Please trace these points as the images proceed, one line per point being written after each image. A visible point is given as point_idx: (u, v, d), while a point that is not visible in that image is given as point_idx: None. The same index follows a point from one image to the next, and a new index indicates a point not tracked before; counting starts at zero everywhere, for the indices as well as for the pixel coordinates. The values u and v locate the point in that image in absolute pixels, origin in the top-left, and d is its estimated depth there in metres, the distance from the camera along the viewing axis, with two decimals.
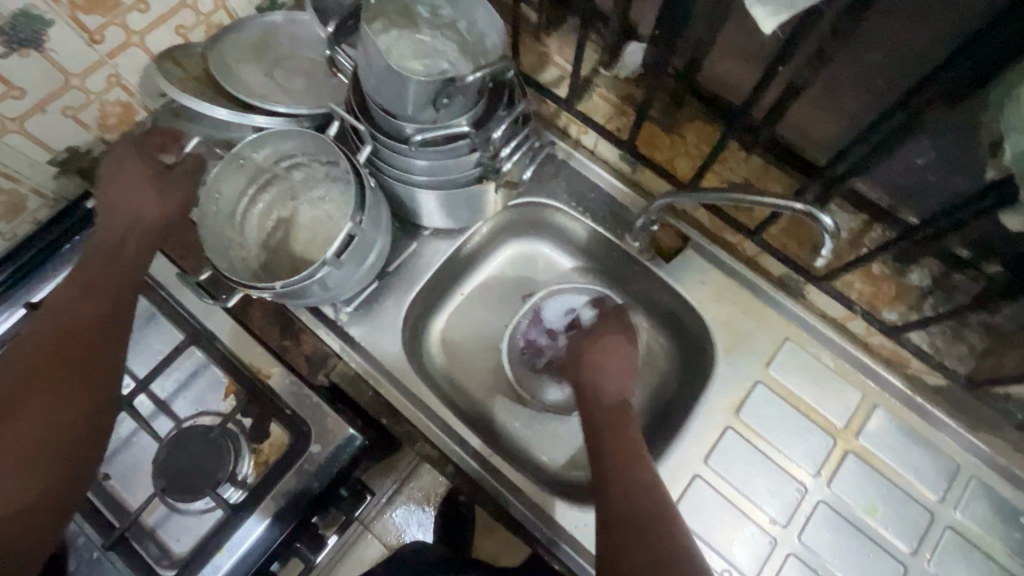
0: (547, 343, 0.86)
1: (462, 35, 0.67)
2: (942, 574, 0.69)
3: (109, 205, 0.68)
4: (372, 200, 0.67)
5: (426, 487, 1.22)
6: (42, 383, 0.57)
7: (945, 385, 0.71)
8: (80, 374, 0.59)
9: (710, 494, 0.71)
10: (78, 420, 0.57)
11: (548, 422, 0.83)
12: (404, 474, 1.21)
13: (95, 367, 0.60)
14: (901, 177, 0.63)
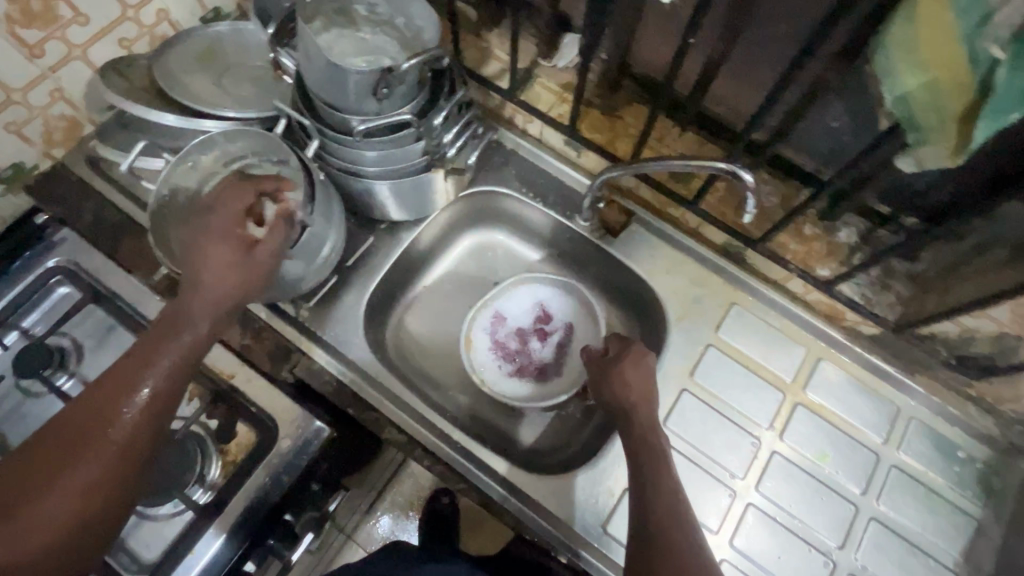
0: (516, 338, 0.87)
1: (400, 31, 0.70)
2: (892, 511, 0.73)
3: (199, 255, 0.60)
4: (323, 192, 0.70)
5: (406, 490, 1.21)
6: (67, 460, 0.52)
7: (879, 332, 0.76)
8: (114, 455, 0.54)
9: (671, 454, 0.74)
10: (105, 494, 0.53)
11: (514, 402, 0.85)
12: (384, 479, 1.21)
13: (132, 449, 0.55)
14: (819, 141, 0.68)
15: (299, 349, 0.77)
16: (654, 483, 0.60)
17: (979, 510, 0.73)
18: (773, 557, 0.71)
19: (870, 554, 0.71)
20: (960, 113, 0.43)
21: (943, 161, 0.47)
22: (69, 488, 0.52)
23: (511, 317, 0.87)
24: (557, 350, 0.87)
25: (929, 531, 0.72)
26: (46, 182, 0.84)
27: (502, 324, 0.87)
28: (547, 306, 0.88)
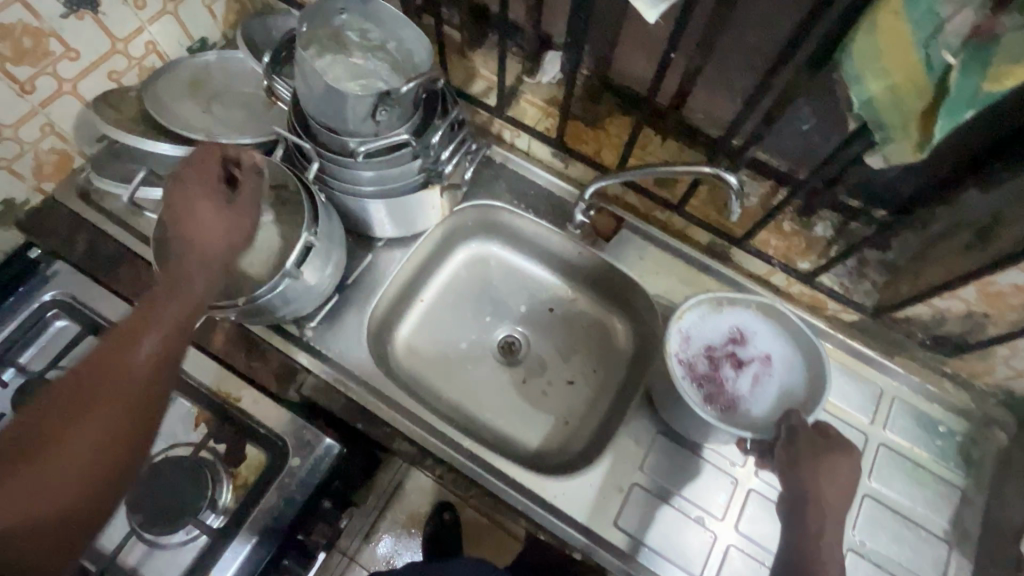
0: (700, 364, 0.72)
1: (392, 54, 0.73)
2: (882, 486, 0.77)
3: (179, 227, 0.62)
4: (325, 213, 0.72)
5: (410, 508, 1.20)
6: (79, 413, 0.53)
7: (858, 319, 0.80)
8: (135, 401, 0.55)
9: (675, 447, 0.77)
10: (126, 445, 0.54)
11: (518, 407, 0.88)
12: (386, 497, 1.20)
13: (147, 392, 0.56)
14: (792, 143, 0.74)
15: (304, 367, 0.78)
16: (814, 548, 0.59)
17: (962, 480, 0.77)
18: None
19: (866, 529, 0.75)
20: (921, 111, 0.47)
21: (907, 157, 0.51)
22: (92, 433, 0.53)
23: (701, 336, 0.73)
24: (758, 383, 0.72)
25: (919, 503, 0.76)
26: (36, 216, 0.84)
27: (687, 341, 0.73)
28: (741, 330, 0.74)
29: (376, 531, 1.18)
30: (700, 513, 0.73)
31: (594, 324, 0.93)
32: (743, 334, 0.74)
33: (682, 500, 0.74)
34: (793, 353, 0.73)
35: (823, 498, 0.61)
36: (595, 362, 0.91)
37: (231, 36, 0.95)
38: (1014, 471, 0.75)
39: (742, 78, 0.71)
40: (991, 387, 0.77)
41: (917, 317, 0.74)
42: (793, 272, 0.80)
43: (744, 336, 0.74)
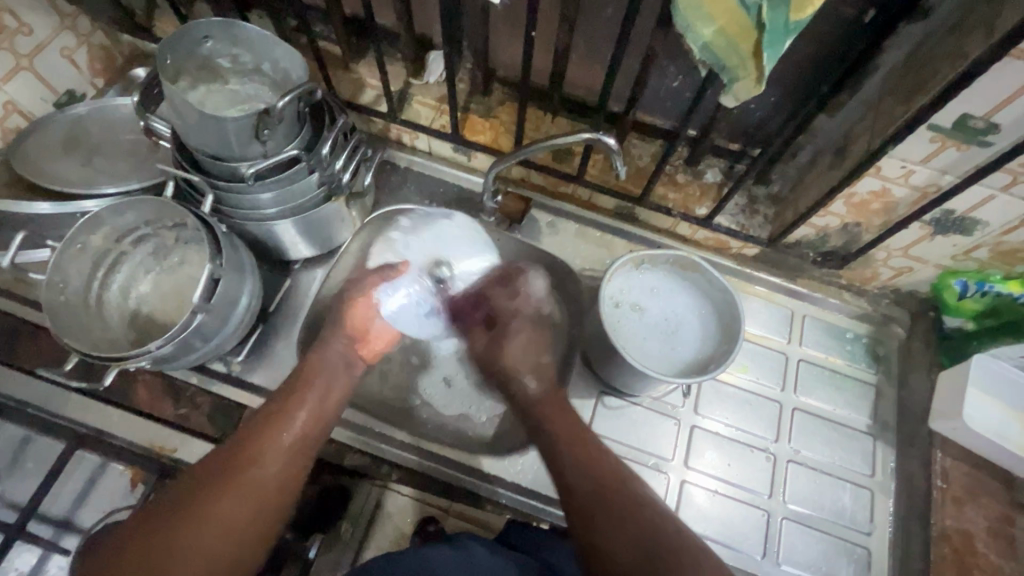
0: (648, 312, 0.77)
1: (269, 75, 0.72)
2: (810, 398, 0.83)
3: None
4: (228, 243, 0.69)
5: (395, 530, 0.80)
6: None
7: (760, 251, 0.87)
8: None
9: (631, 407, 0.81)
10: None
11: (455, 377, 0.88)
12: (363, 515, 0.81)
13: None
14: (667, 100, 0.79)
15: (240, 404, 0.76)
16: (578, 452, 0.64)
17: (875, 377, 0.84)
18: (726, 466, 0.79)
19: (802, 440, 0.81)
20: (752, 51, 0.52)
21: (753, 93, 0.55)
22: None
23: (638, 293, 0.78)
24: (681, 342, 0.76)
25: (843, 407, 0.83)
26: None
27: (631, 291, 0.78)
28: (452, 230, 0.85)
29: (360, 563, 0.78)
30: (656, 459, 0.78)
31: None
32: (651, 304, 0.78)
33: (642, 451, 0.78)
34: (711, 309, 0.77)
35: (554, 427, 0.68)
36: None
37: (101, 87, 0.92)
38: (914, 359, 0.84)
39: (609, 46, 0.76)
40: (880, 288, 0.85)
41: (805, 239, 0.81)
42: (693, 220, 0.85)
43: (658, 286, 0.78)
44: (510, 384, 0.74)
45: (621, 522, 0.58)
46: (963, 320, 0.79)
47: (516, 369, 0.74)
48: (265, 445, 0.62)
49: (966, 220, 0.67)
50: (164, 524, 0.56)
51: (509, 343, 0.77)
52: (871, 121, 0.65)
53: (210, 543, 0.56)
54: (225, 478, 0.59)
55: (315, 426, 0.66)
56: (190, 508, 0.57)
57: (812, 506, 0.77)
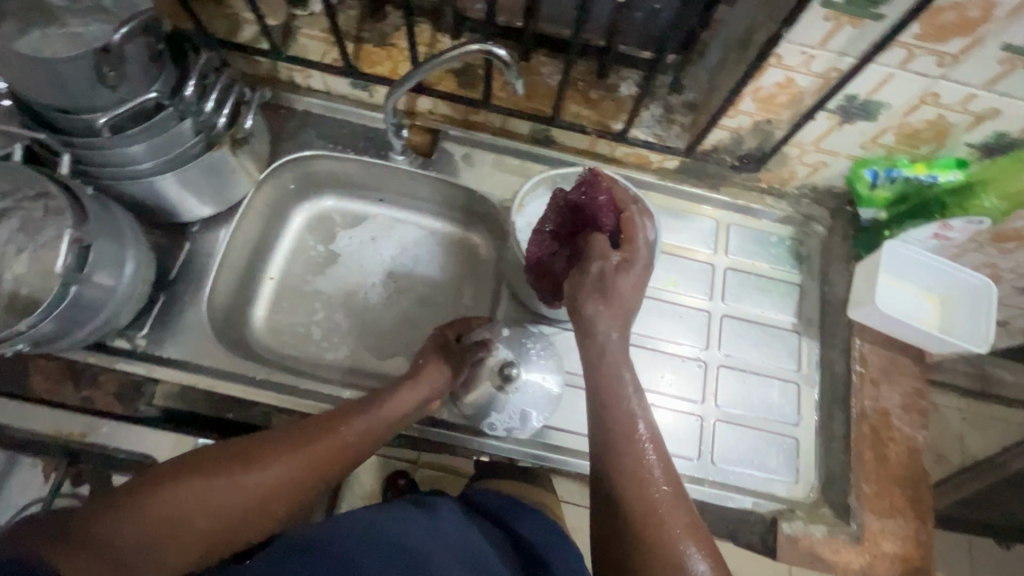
0: None
1: (112, 11, 0.63)
2: (737, 304, 0.84)
3: None
4: (96, 206, 0.63)
5: (363, 491, 0.89)
6: None
7: (680, 162, 0.85)
8: None
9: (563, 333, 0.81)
10: None
11: None
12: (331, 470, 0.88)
13: None
14: (566, 6, 0.73)
15: (150, 378, 0.72)
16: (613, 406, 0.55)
17: (799, 276, 0.86)
18: (659, 378, 0.80)
19: (731, 344, 0.82)
20: None
21: None
22: None
23: None
24: None
25: (769, 310, 0.84)
26: None
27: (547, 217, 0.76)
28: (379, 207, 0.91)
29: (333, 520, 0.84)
30: None
31: (453, 245, 0.91)
32: None
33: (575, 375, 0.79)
34: None
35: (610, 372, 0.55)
36: (465, 282, 0.89)
37: None
38: (834, 254, 0.86)
39: None
40: (799, 189, 0.85)
41: (721, 144, 0.80)
42: (610, 135, 0.82)
43: None
44: (588, 332, 0.57)
45: (630, 469, 0.52)
46: (877, 211, 0.80)
47: (617, 315, 0.56)
48: (322, 437, 0.62)
49: (869, 104, 0.66)
50: (200, 478, 0.55)
51: (620, 282, 0.56)
52: (771, 6, 0.61)
53: (227, 509, 0.56)
54: (267, 451, 0.59)
55: (376, 437, 0.65)
56: (245, 455, 0.59)
57: (743, 405, 0.80)
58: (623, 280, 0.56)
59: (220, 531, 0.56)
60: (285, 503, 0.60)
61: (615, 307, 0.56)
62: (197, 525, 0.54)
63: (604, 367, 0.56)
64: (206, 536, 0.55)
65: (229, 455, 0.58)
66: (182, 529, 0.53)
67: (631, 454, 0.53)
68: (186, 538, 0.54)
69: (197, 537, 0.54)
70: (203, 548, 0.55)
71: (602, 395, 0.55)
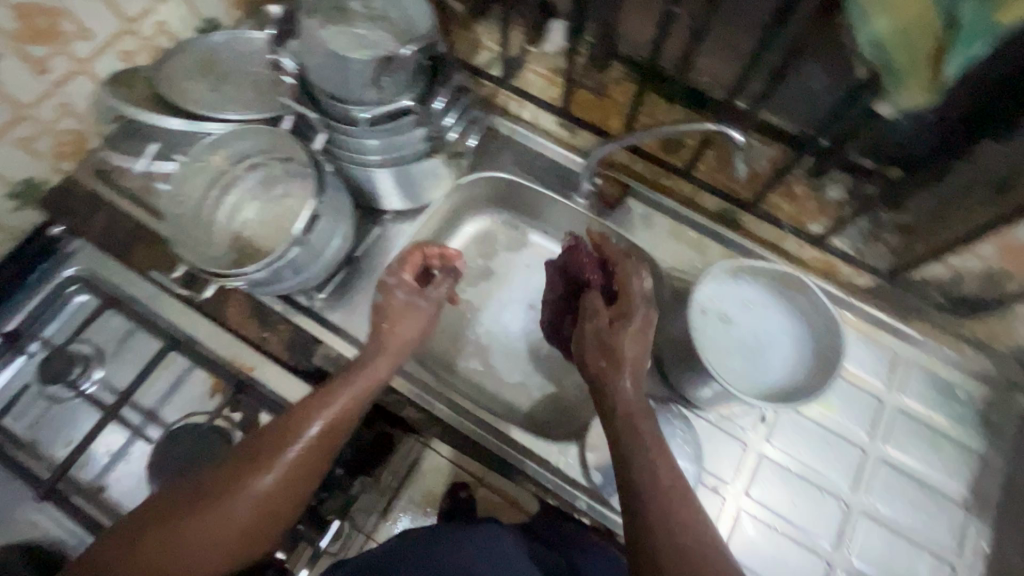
0: (736, 328, 0.72)
1: (394, 24, 0.72)
2: (898, 452, 0.75)
3: None
4: (331, 183, 0.72)
5: (426, 488, 0.98)
6: None
7: (874, 282, 0.79)
8: None
9: (698, 421, 0.76)
10: None
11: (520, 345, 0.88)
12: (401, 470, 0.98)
13: None
14: (803, 102, 0.71)
15: (316, 339, 0.80)
16: (660, 494, 0.56)
17: (981, 445, 0.76)
18: (789, 504, 0.73)
19: (881, 495, 0.74)
20: (932, 54, 0.47)
21: (918, 100, 0.50)
22: None
23: (728, 306, 0.72)
24: (766, 362, 0.70)
25: (936, 470, 0.75)
26: (57, 196, 0.85)
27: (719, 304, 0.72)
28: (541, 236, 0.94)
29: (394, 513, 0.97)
30: (715, 481, 0.74)
31: None
32: (742, 318, 0.72)
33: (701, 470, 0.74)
34: (806, 334, 0.71)
35: (654, 465, 0.57)
36: None
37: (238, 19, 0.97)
38: None
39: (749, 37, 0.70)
40: (1011, 349, 0.75)
41: (935, 277, 0.74)
42: (804, 236, 0.80)
43: (750, 300, 0.73)
44: (605, 386, 0.61)
45: (676, 551, 0.53)
46: None
47: (621, 367, 0.60)
48: (283, 447, 0.64)
49: None
50: (156, 528, 0.61)
51: (617, 335, 0.62)
52: None
53: (215, 531, 0.61)
54: (228, 486, 0.62)
55: (336, 433, 0.67)
56: (165, 516, 0.61)
57: (881, 566, 0.71)
58: (631, 327, 0.62)
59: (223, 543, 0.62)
60: (308, 482, 0.66)
61: (619, 358, 0.61)
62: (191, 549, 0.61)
63: (655, 453, 0.58)
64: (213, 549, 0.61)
65: (166, 508, 0.62)
66: (178, 565, 0.60)
67: (680, 537, 0.54)
68: (201, 561, 0.61)
69: (226, 546, 0.62)
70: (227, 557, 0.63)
71: (642, 475, 0.57)
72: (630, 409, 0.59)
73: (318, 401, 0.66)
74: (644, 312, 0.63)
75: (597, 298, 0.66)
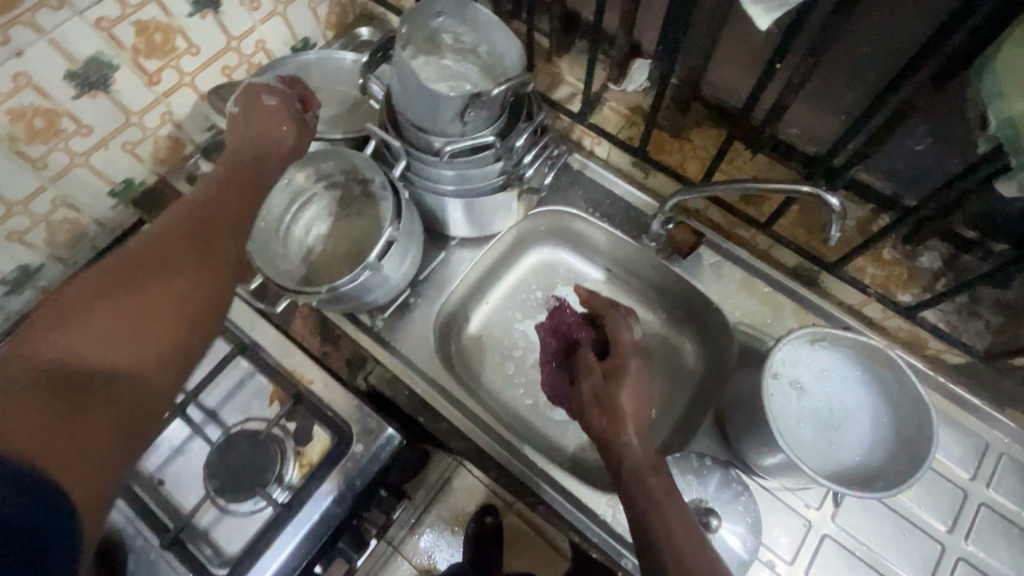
0: (811, 397, 0.68)
1: (483, 58, 0.73)
2: (982, 552, 0.69)
3: None
4: (407, 209, 0.73)
5: (457, 508, 1.12)
6: None
7: (965, 362, 0.73)
8: None
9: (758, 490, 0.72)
10: None
11: None
12: (437, 486, 1.13)
13: None
14: (903, 165, 0.67)
15: (374, 358, 0.81)
16: (660, 513, 0.56)
17: None
18: None
19: None
20: None
21: None
22: None
23: (804, 373, 0.68)
24: (841, 437, 0.66)
25: None
26: (150, 196, 0.91)
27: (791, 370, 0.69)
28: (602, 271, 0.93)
29: (424, 526, 1.11)
30: (771, 557, 0.69)
31: (662, 341, 0.88)
32: (817, 388, 0.68)
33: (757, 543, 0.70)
34: (887, 411, 0.66)
35: (655, 494, 0.57)
36: (662, 383, 0.85)
37: (330, 38, 1.01)
38: None
39: (850, 94, 0.66)
40: None
41: None
42: (891, 305, 0.74)
43: (828, 369, 0.69)
44: (611, 442, 0.61)
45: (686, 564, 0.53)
46: None
47: (623, 418, 0.61)
48: (164, 276, 0.54)
49: None
50: (84, 318, 0.48)
51: (613, 385, 0.65)
52: None
53: (125, 318, 0.50)
54: (129, 287, 0.52)
55: (224, 261, 0.60)
56: (74, 308, 0.49)
57: None
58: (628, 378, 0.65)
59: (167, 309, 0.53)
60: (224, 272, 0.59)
61: (615, 410, 0.62)
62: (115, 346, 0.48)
63: (656, 487, 0.58)
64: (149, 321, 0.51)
65: (71, 300, 0.49)
66: (131, 343, 0.49)
67: (684, 547, 0.54)
68: (134, 327, 0.50)
69: (166, 328, 0.52)
70: (173, 321, 0.53)
71: (641, 499, 0.58)
72: (633, 451, 0.60)
73: (176, 250, 0.57)
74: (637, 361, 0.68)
75: (591, 355, 0.71)
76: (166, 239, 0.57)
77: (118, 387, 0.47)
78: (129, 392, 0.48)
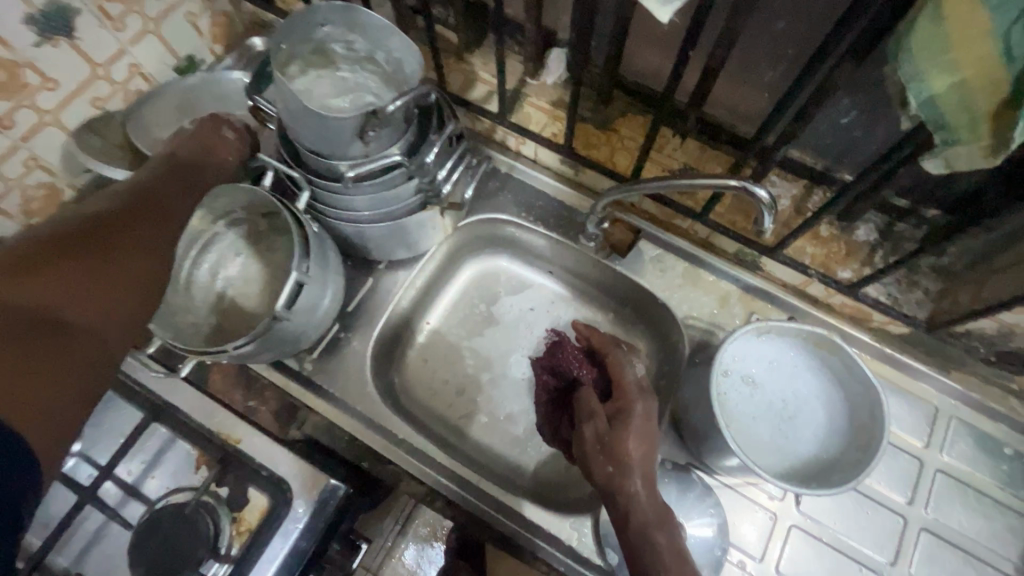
0: (762, 390, 0.66)
1: (381, 66, 0.66)
2: (942, 518, 0.69)
3: None
4: (317, 244, 0.66)
5: None
6: None
7: (909, 331, 0.72)
8: None
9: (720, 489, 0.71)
10: None
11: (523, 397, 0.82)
12: None
13: None
14: (831, 140, 0.65)
15: (307, 404, 0.75)
16: (639, 518, 0.56)
17: None
18: None
19: (925, 569, 0.68)
20: (993, 111, 0.40)
21: (978, 162, 0.43)
22: None
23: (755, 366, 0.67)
24: (794, 429, 0.65)
25: (983, 538, 0.68)
26: None
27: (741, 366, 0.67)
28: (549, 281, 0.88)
29: None
30: (741, 556, 0.68)
31: None
32: (767, 380, 0.67)
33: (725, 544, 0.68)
34: (839, 397, 0.65)
35: (640, 505, 0.56)
36: None
37: (219, 52, 0.92)
38: None
39: (771, 71, 0.63)
40: None
41: (980, 331, 0.67)
42: (833, 283, 0.72)
43: (778, 359, 0.67)
44: (616, 493, 0.58)
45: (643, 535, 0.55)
46: None
47: (628, 467, 0.58)
48: (96, 257, 0.58)
49: None
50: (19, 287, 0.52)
51: (616, 432, 0.60)
52: None
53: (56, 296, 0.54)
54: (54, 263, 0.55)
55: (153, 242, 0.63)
56: (31, 268, 0.54)
57: None
58: (632, 422, 0.61)
59: (115, 286, 0.58)
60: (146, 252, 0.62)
61: (622, 458, 0.59)
62: (73, 312, 0.54)
63: (643, 511, 0.56)
64: (108, 296, 0.57)
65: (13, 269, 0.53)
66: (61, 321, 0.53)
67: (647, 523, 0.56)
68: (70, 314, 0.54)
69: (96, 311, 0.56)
70: (139, 308, 0.59)
71: (623, 503, 0.57)
72: (634, 487, 0.57)
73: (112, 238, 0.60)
74: (643, 400, 0.64)
75: (592, 398, 0.65)
76: (125, 214, 0.63)
77: (58, 340, 0.52)
78: (76, 350, 0.53)
